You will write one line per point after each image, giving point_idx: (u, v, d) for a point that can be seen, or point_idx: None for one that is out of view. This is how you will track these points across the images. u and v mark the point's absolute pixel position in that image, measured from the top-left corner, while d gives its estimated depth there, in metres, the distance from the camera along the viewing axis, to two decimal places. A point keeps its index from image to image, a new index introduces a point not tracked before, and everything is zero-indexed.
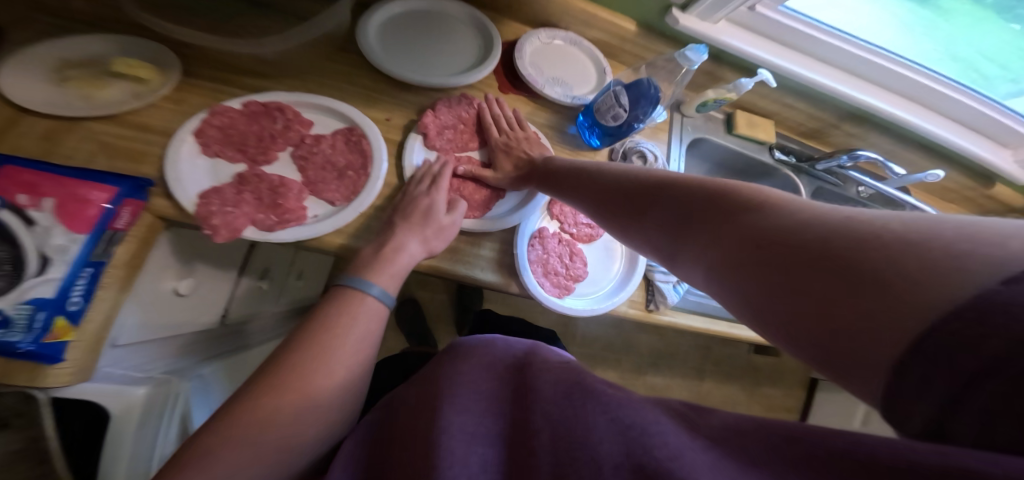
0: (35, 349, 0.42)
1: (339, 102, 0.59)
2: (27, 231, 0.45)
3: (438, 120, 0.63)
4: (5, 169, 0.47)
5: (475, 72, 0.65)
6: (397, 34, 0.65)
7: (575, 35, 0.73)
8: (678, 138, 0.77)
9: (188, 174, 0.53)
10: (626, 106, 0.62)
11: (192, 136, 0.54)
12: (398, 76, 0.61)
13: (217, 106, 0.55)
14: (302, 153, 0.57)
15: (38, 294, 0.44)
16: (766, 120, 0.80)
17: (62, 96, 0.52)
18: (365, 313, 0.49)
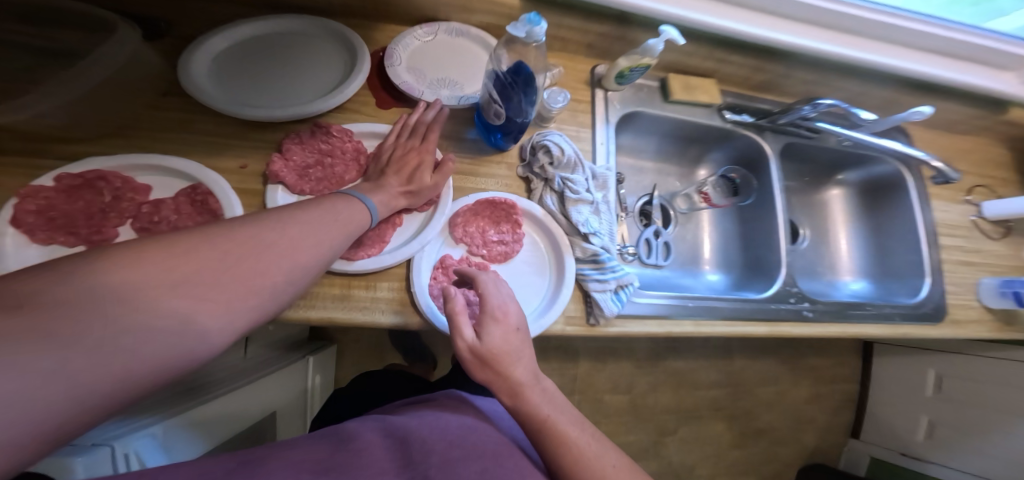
0: None
1: (173, 158, 0.52)
2: None
3: (294, 162, 0.54)
4: None
5: (341, 91, 0.57)
6: (244, 65, 0.57)
7: (457, 24, 0.64)
8: (601, 119, 0.67)
9: (17, 270, 0.46)
10: (499, 100, 0.55)
11: (11, 226, 0.47)
12: (243, 115, 0.54)
13: (24, 188, 0.48)
14: (145, 223, 0.51)
15: None
16: (704, 80, 0.71)
17: None
18: (350, 214, 0.46)
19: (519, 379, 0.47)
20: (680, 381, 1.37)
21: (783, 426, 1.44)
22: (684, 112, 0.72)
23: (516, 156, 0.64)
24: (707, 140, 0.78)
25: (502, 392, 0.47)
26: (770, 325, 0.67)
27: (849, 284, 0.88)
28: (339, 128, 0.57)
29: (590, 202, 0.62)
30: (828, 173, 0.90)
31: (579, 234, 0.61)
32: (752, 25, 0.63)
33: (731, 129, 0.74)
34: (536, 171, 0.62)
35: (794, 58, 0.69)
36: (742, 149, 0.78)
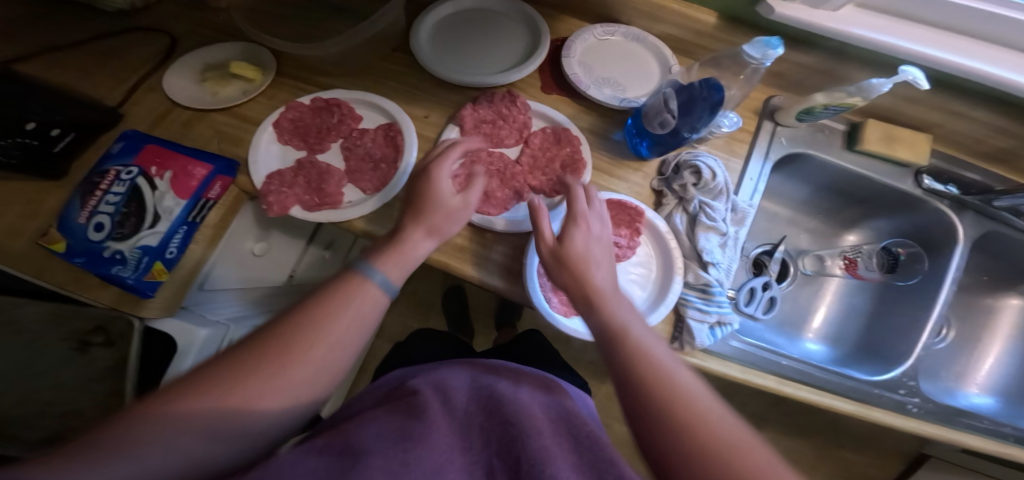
0: (137, 284, 0.55)
1: (383, 99, 0.65)
2: (151, 193, 0.57)
3: (477, 114, 0.64)
4: (150, 146, 0.59)
5: (518, 70, 0.64)
6: (451, 33, 0.67)
7: (637, 30, 0.66)
8: (760, 152, 0.65)
9: (264, 157, 0.62)
10: (674, 112, 0.56)
11: (271, 126, 0.63)
12: (442, 76, 0.64)
13: (290, 101, 0.64)
14: (349, 145, 0.65)
15: (145, 242, 0.55)
16: (912, 136, 0.64)
17: (200, 92, 0.65)
18: (365, 300, 0.44)
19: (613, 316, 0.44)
20: None
21: None
22: (868, 164, 0.66)
23: (654, 169, 0.65)
24: (879, 202, 0.72)
25: (599, 326, 0.44)
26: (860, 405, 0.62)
27: (969, 397, 0.76)
28: (523, 101, 0.64)
29: (722, 233, 0.61)
30: (1015, 279, 0.76)
31: (698, 259, 0.62)
32: None
33: (920, 196, 0.67)
34: (675, 188, 0.63)
35: None
36: (920, 221, 0.71)
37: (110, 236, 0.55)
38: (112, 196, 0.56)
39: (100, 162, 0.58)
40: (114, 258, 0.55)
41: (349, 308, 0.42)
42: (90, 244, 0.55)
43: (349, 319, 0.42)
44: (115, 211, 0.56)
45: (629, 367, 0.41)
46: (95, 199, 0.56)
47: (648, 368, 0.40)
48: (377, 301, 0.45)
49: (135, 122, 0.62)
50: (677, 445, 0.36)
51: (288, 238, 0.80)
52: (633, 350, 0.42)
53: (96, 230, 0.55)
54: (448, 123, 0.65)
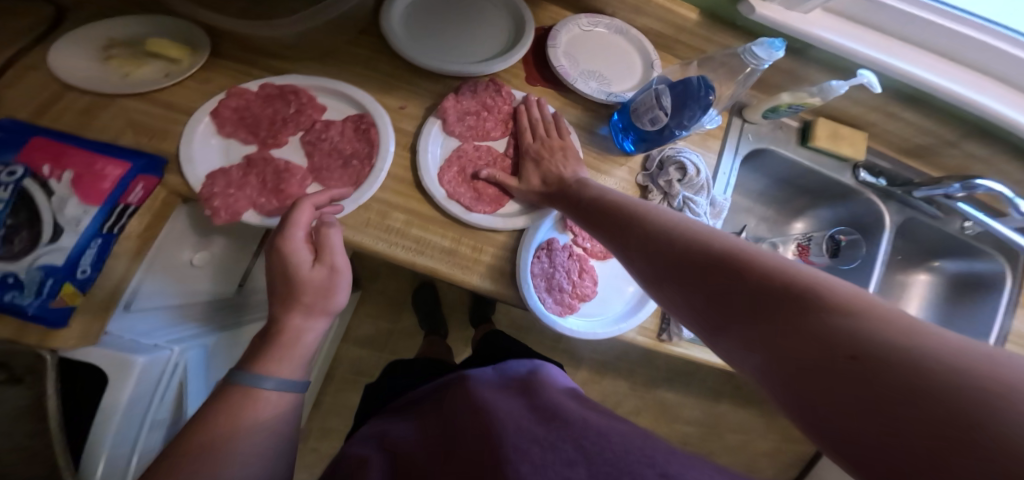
0: (41, 313, 0.42)
1: (349, 87, 0.57)
2: (45, 199, 0.44)
3: (460, 105, 0.58)
4: (37, 140, 0.46)
5: (505, 59, 0.59)
6: (427, 17, 0.61)
7: (621, 22, 0.65)
8: (730, 148, 0.67)
9: (202, 153, 0.52)
10: (666, 110, 0.54)
11: (209, 116, 0.53)
12: (418, 62, 0.58)
13: (234, 87, 0.54)
14: (312, 138, 0.56)
15: (46, 261, 0.43)
16: (854, 133, 0.71)
17: (105, 73, 0.52)
18: (270, 407, 0.44)
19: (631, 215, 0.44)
20: (664, 413, 1.33)
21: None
22: (817, 158, 0.72)
23: (636, 164, 0.64)
24: (824, 194, 0.78)
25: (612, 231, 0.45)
26: None
27: None
28: (508, 90, 0.60)
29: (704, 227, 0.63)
30: (923, 254, 0.87)
31: None
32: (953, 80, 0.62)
33: (856, 187, 0.74)
34: (660, 184, 0.62)
35: (975, 122, 0.67)
36: (855, 211, 0.78)
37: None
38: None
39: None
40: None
41: (253, 404, 0.43)
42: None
43: (261, 410, 0.43)
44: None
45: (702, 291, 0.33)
46: None
47: (727, 277, 0.31)
48: (281, 403, 0.45)
49: (13, 111, 0.48)
50: (795, 354, 0.26)
51: (231, 243, 0.69)
52: (698, 264, 0.34)
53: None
54: (426, 115, 0.59)
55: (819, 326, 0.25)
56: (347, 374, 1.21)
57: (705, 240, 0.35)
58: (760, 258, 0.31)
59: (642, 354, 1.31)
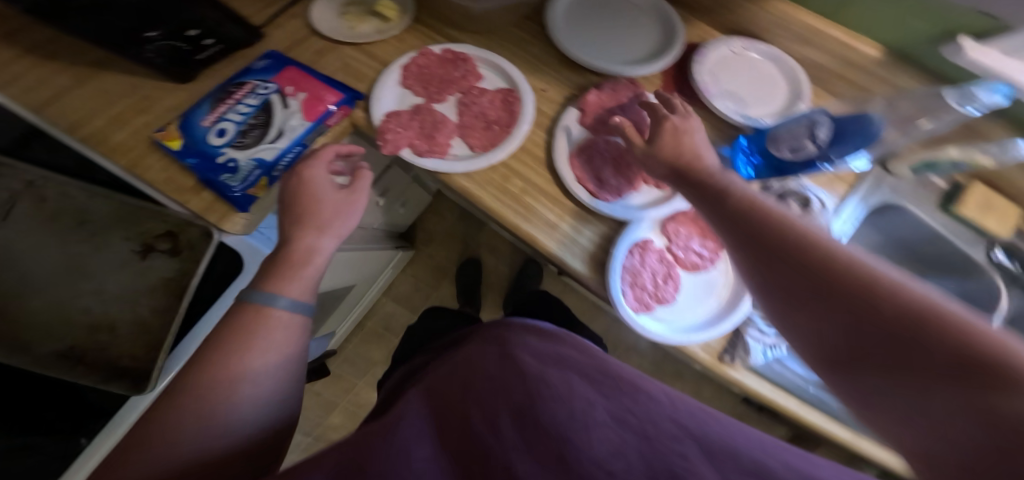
0: (241, 196, 0.55)
1: (509, 64, 0.65)
2: (281, 109, 0.59)
3: (599, 100, 0.64)
4: (289, 67, 0.62)
5: (646, 67, 0.64)
6: (589, 16, 0.67)
7: (778, 50, 0.67)
8: (858, 195, 0.67)
9: (385, 95, 0.63)
10: (817, 142, 0.55)
11: (398, 68, 0.64)
12: (569, 54, 0.65)
13: (422, 47, 0.65)
14: (466, 101, 0.64)
15: (261, 156, 0.57)
16: (1008, 208, 0.68)
17: (338, 25, 0.66)
18: (287, 327, 0.46)
19: (709, 187, 0.43)
20: None
21: None
22: (952, 227, 0.72)
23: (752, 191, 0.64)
24: (938, 264, 0.78)
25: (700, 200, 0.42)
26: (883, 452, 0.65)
27: None
28: (644, 92, 0.64)
29: None
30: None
31: None
32: None
33: (983, 265, 0.74)
34: None
35: None
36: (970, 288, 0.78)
37: (230, 143, 0.57)
38: (244, 106, 0.59)
39: (241, 74, 0.61)
40: (227, 165, 0.56)
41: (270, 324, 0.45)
42: (208, 148, 0.57)
43: (277, 337, 0.45)
44: (240, 123, 0.58)
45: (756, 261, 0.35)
46: (226, 106, 0.59)
47: (777, 251, 0.33)
48: (294, 323, 0.47)
49: (272, 44, 0.64)
50: (883, 352, 0.28)
51: None
52: (750, 236, 0.36)
53: (218, 136, 0.58)
54: (566, 103, 0.66)
55: (873, 303, 0.28)
56: (376, 325, 1.30)
57: (751, 208, 0.37)
58: (812, 230, 0.33)
59: (695, 382, 1.29)
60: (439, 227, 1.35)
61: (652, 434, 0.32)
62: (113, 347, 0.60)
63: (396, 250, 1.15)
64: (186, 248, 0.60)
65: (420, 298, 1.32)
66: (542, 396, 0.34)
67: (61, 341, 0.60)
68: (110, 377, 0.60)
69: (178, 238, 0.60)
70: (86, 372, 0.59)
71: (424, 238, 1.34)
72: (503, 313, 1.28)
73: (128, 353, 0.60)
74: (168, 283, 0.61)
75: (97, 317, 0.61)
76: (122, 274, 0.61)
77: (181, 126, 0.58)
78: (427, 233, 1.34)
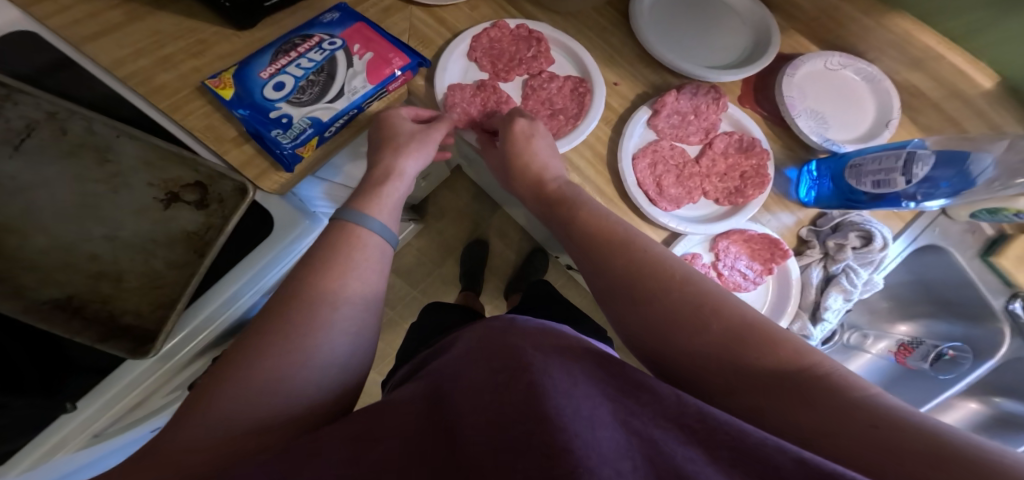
0: (289, 155, 0.51)
1: (586, 52, 0.62)
2: (345, 69, 0.54)
3: (676, 103, 0.62)
4: (357, 23, 0.56)
5: (729, 74, 0.63)
6: (680, 13, 0.66)
7: (876, 71, 0.69)
8: (912, 232, 0.71)
9: (451, 66, 0.60)
10: (908, 176, 0.56)
11: (471, 38, 0.60)
12: (650, 49, 0.62)
13: (500, 20, 0.61)
14: (534, 84, 0.61)
15: (316, 115, 0.52)
16: None
17: None
18: (373, 247, 0.45)
19: (646, 254, 0.45)
20: None
21: None
22: (984, 275, 0.74)
23: (808, 218, 0.68)
24: (955, 307, 0.80)
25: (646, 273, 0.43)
26: None
27: None
28: (724, 102, 0.63)
29: (848, 296, 0.65)
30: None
31: (814, 311, 0.66)
32: None
33: (999, 313, 0.74)
34: (826, 244, 0.65)
35: None
36: (979, 334, 0.79)
37: (286, 98, 0.52)
38: (306, 61, 0.54)
39: (307, 26, 0.56)
40: (280, 121, 0.51)
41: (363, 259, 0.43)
42: (262, 100, 0.52)
43: (360, 276, 0.42)
44: (300, 77, 0.53)
45: (720, 367, 0.36)
46: (288, 59, 0.54)
47: (746, 362, 0.35)
48: (381, 246, 0.46)
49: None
50: (826, 419, 0.29)
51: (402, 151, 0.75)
52: (711, 339, 0.37)
53: (274, 89, 0.52)
54: (638, 101, 0.64)
55: (838, 403, 0.30)
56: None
57: (711, 312, 0.38)
58: (774, 340, 0.35)
59: None
60: (452, 204, 1.30)
61: (676, 436, 0.26)
62: (117, 300, 0.55)
63: (409, 223, 1.10)
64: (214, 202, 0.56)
65: (423, 274, 1.27)
66: (539, 388, 0.30)
67: (59, 288, 0.53)
68: (108, 336, 0.51)
69: (208, 190, 0.56)
70: (81, 327, 0.50)
71: (436, 213, 1.29)
72: (506, 299, 1.25)
73: (133, 310, 0.54)
74: (191, 237, 0.57)
75: (103, 265, 0.56)
76: (137, 224, 0.57)
77: (235, 74, 0.53)
78: (438, 209, 1.29)
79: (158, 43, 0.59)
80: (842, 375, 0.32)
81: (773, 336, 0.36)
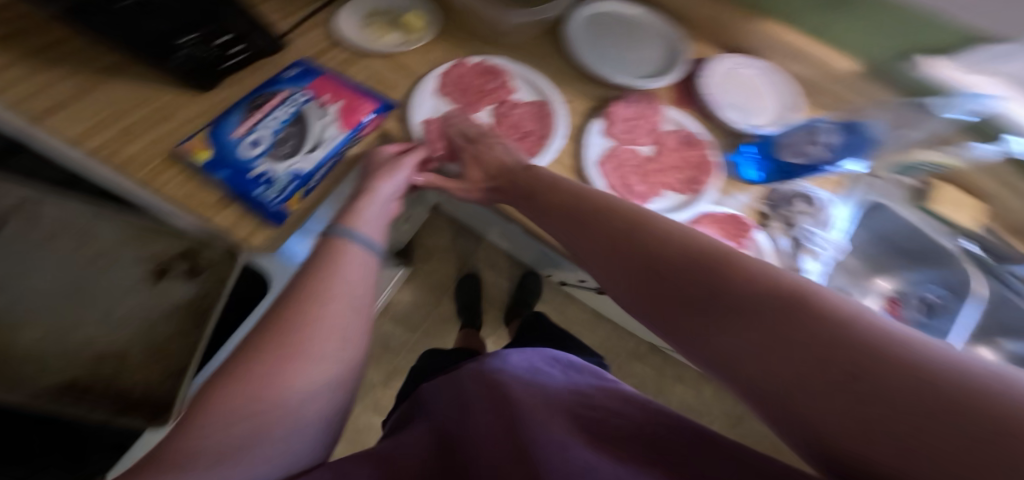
0: (275, 210, 0.54)
1: (542, 79, 0.70)
2: (316, 121, 0.60)
3: (622, 112, 0.69)
4: (320, 76, 0.63)
5: (659, 81, 0.71)
6: (607, 35, 0.75)
7: (771, 65, 0.77)
8: (849, 193, 0.76)
9: (421, 104, 0.65)
10: (820, 145, 0.66)
11: (436, 77, 0.67)
12: (590, 68, 0.70)
13: (461, 58, 0.69)
14: (500, 112, 0.68)
15: (296, 168, 0.56)
16: (973, 201, 0.76)
17: (362, 34, 0.68)
18: (357, 263, 0.47)
19: (623, 216, 0.46)
20: None
21: None
22: (928, 221, 0.78)
23: (760, 196, 0.70)
24: (918, 258, 0.83)
25: (626, 237, 0.45)
26: None
27: None
28: (660, 106, 0.72)
29: (816, 256, 0.69)
30: None
31: (793, 277, 0.68)
32: None
33: (957, 254, 0.78)
34: (780, 213, 0.69)
35: None
36: (947, 279, 0.81)
37: (265, 155, 0.57)
38: (278, 117, 0.59)
39: (271, 84, 0.62)
40: (263, 178, 0.55)
41: (342, 281, 0.44)
42: (241, 159, 0.56)
43: (340, 299, 0.43)
44: (275, 133, 0.58)
45: (704, 313, 0.36)
46: (259, 118, 0.59)
47: (725, 302, 0.35)
48: (363, 258, 0.48)
49: (302, 53, 0.66)
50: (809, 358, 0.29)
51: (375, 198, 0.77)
52: (695, 289, 0.37)
53: (251, 147, 0.57)
54: (591, 114, 0.70)
55: (821, 342, 0.29)
56: (375, 347, 1.23)
57: (680, 258, 0.40)
58: (752, 276, 0.35)
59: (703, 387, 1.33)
60: (436, 244, 1.33)
61: None
62: (119, 379, 0.56)
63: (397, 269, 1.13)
64: (207, 271, 0.59)
65: (422, 317, 1.28)
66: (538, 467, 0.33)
67: (58, 376, 0.55)
68: (122, 410, 0.56)
69: (199, 258, 0.58)
70: (92, 406, 0.55)
71: (423, 255, 1.32)
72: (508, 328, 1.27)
73: (138, 385, 0.57)
74: (186, 306, 0.59)
75: (100, 348, 0.57)
76: (133, 299, 0.58)
77: (207, 138, 0.57)
78: (426, 250, 1.33)
79: (116, 112, 0.57)
80: (823, 296, 0.31)
81: (764, 269, 0.36)
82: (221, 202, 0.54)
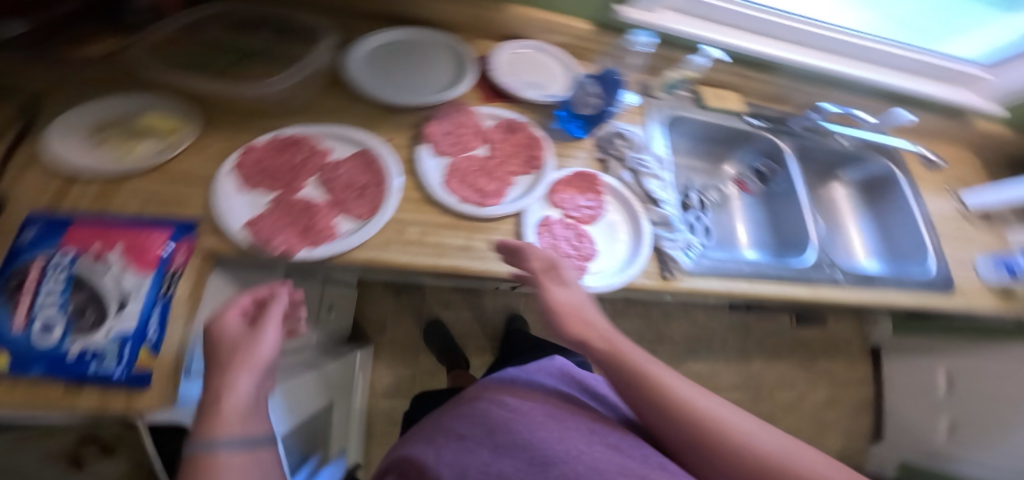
0: (128, 377, 0.48)
1: (350, 130, 0.69)
2: (104, 277, 0.52)
3: (440, 129, 0.72)
4: (80, 223, 0.54)
5: (454, 88, 0.75)
6: (387, 66, 0.76)
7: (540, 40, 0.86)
8: (655, 117, 0.88)
9: (233, 208, 0.59)
10: (598, 94, 0.78)
11: (232, 173, 0.61)
12: (386, 100, 0.72)
13: (249, 143, 0.64)
14: (325, 177, 0.65)
15: (121, 330, 0.50)
16: (731, 93, 0.98)
17: (100, 157, 0.59)
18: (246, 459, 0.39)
19: (574, 329, 0.57)
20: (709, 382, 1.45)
21: (809, 428, 1.52)
22: (717, 115, 0.97)
23: (592, 145, 0.79)
24: (731, 142, 1.02)
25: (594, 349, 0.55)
26: (812, 287, 0.79)
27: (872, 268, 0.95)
28: (469, 109, 0.75)
29: (656, 176, 0.79)
30: (827, 171, 1.13)
31: (651, 200, 0.76)
32: (763, 45, 0.91)
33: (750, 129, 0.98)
34: (613, 153, 0.78)
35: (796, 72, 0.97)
36: (762, 148, 1.01)
37: (67, 337, 0.48)
38: (51, 290, 0.50)
39: (12, 256, 0.51)
40: (86, 359, 0.48)
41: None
42: (43, 353, 0.47)
43: None
44: (62, 307, 0.49)
45: (678, 430, 0.46)
46: (27, 299, 0.49)
47: (689, 415, 0.46)
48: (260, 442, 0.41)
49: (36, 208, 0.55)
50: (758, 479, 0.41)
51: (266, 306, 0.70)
52: (663, 405, 0.47)
53: (42, 336, 0.48)
54: (414, 143, 0.71)
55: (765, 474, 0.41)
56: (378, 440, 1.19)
57: (640, 373, 0.50)
58: (701, 408, 0.46)
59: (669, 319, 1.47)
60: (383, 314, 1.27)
61: None
62: None
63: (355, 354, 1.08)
64: None
65: (397, 397, 1.22)
66: None
67: None
68: None
69: None
70: None
71: (377, 328, 1.24)
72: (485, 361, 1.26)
73: None
74: None
75: None
76: None
77: None
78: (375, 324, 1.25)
79: None
80: (753, 437, 0.43)
81: (707, 401, 0.47)
82: (70, 389, 0.47)
